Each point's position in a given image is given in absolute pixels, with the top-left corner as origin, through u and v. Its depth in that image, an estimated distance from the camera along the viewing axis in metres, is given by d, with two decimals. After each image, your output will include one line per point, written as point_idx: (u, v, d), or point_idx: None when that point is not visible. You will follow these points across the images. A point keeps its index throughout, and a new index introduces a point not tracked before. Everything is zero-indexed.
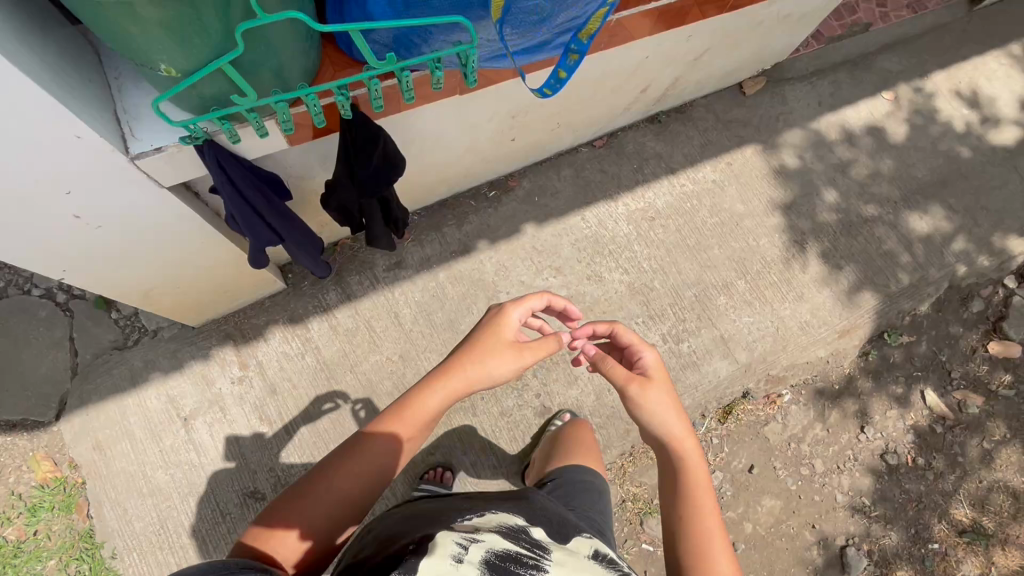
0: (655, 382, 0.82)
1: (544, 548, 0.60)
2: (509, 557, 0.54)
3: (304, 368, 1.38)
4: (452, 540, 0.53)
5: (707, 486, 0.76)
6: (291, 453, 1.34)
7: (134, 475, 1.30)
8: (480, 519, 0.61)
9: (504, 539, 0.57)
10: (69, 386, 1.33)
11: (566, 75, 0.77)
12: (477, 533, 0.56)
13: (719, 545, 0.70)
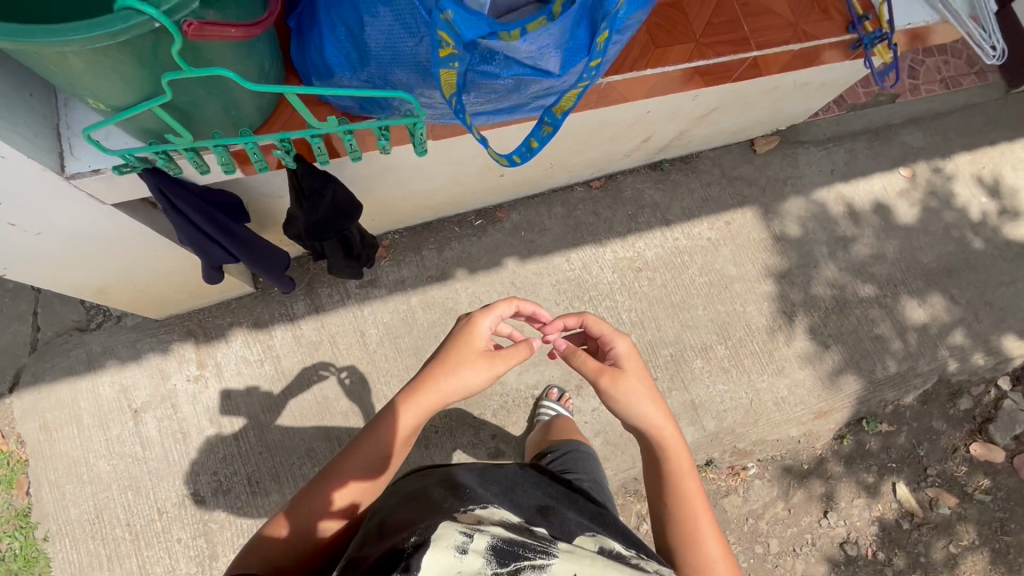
0: (628, 372, 0.77)
1: (553, 539, 0.53)
2: (517, 542, 0.49)
3: (261, 375, 1.36)
4: (455, 528, 0.48)
5: (689, 471, 0.76)
6: (237, 459, 1.33)
7: (78, 460, 1.29)
8: (484, 508, 0.56)
9: (509, 529, 0.52)
10: (25, 361, 1.32)
11: (538, 146, 0.70)
12: (479, 523, 0.50)
13: (709, 535, 0.71)
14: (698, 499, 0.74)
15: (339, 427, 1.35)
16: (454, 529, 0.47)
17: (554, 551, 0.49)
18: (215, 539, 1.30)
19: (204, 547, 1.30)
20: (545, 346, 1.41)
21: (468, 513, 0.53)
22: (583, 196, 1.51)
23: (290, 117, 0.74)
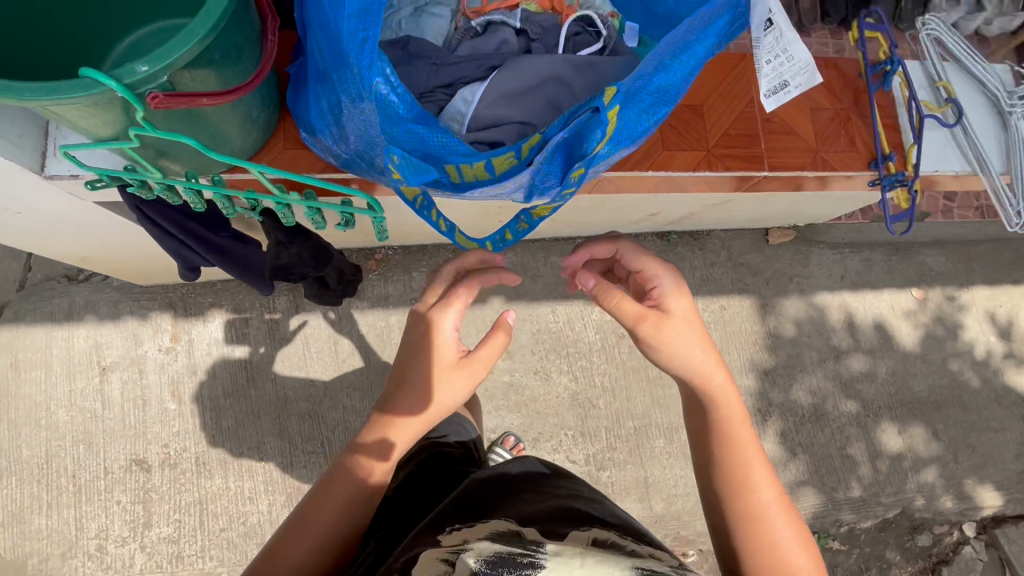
0: (673, 315, 0.71)
1: (544, 540, 0.53)
2: (500, 559, 0.49)
3: (230, 360, 1.37)
4: (439, 561, 0.50)
5: (741, 415, 0.70)
6: (189, 437, 1.35)
7: (39, 404, 1.32)
8: (473, 528, 0.57)
9: (495, 542, 0.52)
10: (11, 298, 1.35)
11: (512, 237, 0.77)
12: (466, 544, 0.53)
13: (762, 479, 0.66)
14: (750, 439, 0.68)
15: (294, 427, 1.37)
16: (437, 559, 0.51)
17: (540, 556, 0.49)
18: (152, 508, 1.33)
19: (140, 514, 1.33)
20: (511, 393, 1.40)
21: (456, 535, 0.56)
22: None
23: (274, 159, 0.74)
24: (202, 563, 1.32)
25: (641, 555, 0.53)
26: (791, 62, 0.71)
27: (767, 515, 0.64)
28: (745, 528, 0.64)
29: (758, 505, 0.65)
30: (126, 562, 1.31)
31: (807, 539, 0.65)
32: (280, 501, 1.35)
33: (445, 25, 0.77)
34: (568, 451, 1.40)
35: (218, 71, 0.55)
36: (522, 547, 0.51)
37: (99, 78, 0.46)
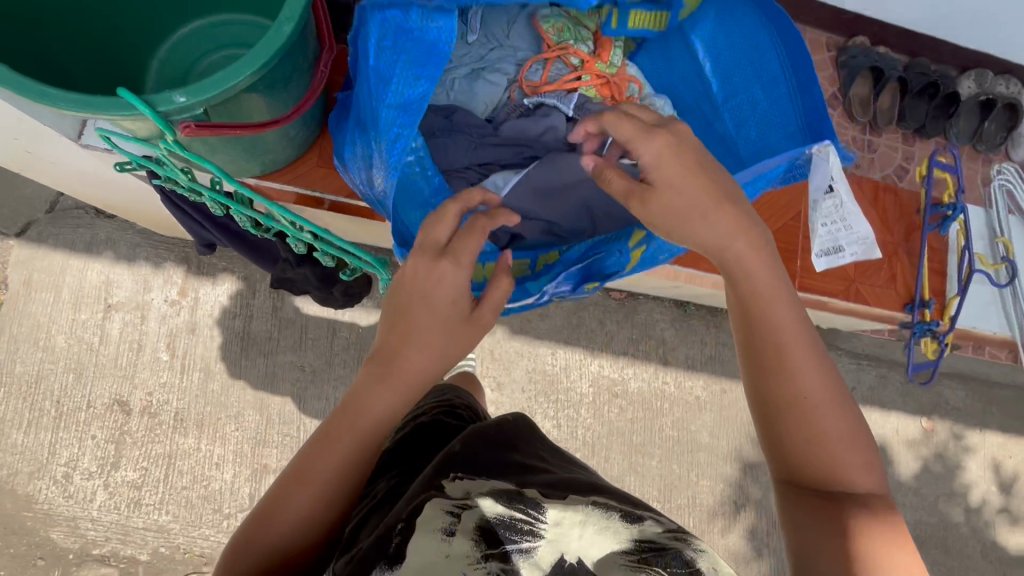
0: (659, 186, 0.64)
1: (542, 503, 0.58)
2: (503, 522, 0.54)
3: (229, 326, 1.39)
4: (443, 513, 0.55)
5: (780, 301, 0.67)
6: (174, 391, 1.37)
7: (42, 325, 1.36)
8: (472, 482, 0.62)
9: (498, 502, 0.57)
10: (38, 218, 1.38)
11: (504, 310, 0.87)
12: (470, 499, 0.58)
13: (815, 375, 0.66)
14: (803, 333, 0.67)
15: (275, 406, 1.38)
16: (442, 510, 0.56)
17: (540, 524, 0.54)
18: (124, 450, 1.36)
19: (111, 454, 1.35)
20: None
21: (460, 488, 0.60)
22: (599, 300, 1.46)
23: (303, 176, 0.76)
24: (157, 515, 1.35)
25: (639, 518, 0.57)
26: (847, 231, 0.71)
27: (825, 416, 0.65)
28: (798, 428, 0.66)
29: (809, 401, 0.65)
30: (87, 496, 1.34)
31: (863, 430, 0.67)
32: (244, 475, 1.36)
33: (498, 95, 0.79)
34: None
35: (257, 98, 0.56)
36: (522, 513, 0.56)
37: (132, 102, 0.47)
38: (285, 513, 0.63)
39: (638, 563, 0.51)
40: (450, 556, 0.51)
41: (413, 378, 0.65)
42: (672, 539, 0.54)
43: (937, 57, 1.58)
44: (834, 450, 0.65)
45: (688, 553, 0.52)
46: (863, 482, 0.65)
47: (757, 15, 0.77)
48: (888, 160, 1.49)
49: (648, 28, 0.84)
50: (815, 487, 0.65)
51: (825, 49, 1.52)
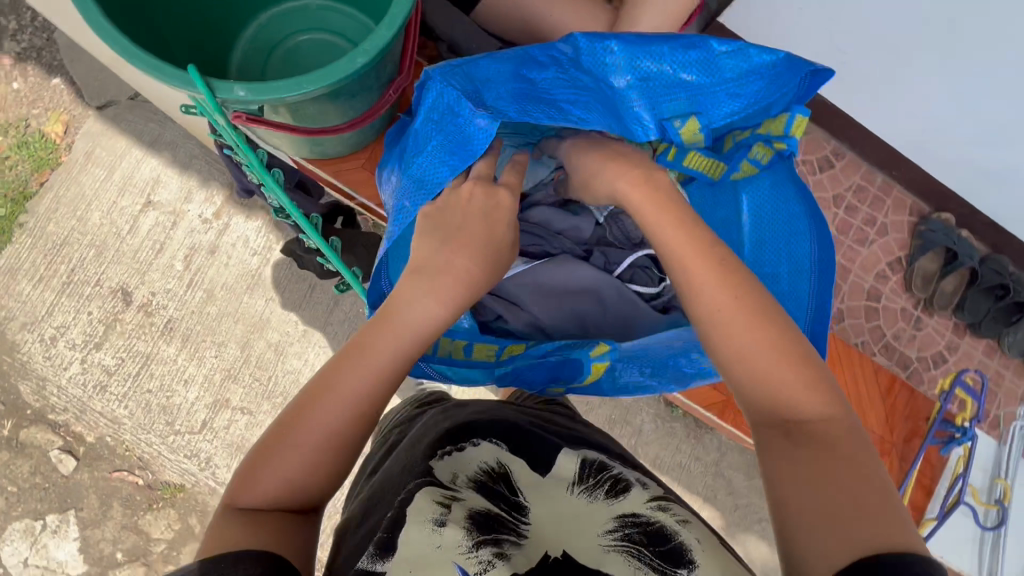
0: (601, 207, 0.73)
1: (525, 496, 0.63)
2: (489, 515, 0.58)
3: (245, 260, 1.44)
4: (433, 502, 0.58)
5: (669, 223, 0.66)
6: (173, 300, 1.42)
7: (86, 196, 1.43)
8: (454, 461, 0.67)
9: (482, 497, 0.61)
10: (120, 101, 1.46)
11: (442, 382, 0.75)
12: (456, 493, 0.61)
13: (718, 285, 0.62)
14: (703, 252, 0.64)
15: (256, 349, 1.42)
16: (432, 500, 0.58)
17: (523, 527, 0.58)
18: (110, 336, 1.42)
19: (98, 335, 1.42)
20: None
21: (447, 470, 0.65)
22: None
23: (344, 174, 0.80)
24: (115, 406, 1.41)
25: (625, 496, 0.62)
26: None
27: (739, 343, 0.60)
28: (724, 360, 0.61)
29: (722, 313, 0.61)
30: (64, 365, 1.41)
31: (798, 345, 0.61)
32: (205, 401, 1.41)
33: (545, 174, 0.84)
34: None
35: (316, 103, 0.59)
36: (505, 512, 0.60)
37: (195, 81, 0.52)
38: (289, 455, 0.57)
39: (624, 540, 0.56)
40: (441, 544, 0.52)
41: (455, 281, 0.63)
42: (656, 510, 0.60)
43: None
44: (771, 376, 0.59)
45: (671, 525, 0.58)
46: (813, 403, 0.58)
47: (805, 198, 0.79)
48: (930, 344, 1.46)
49: (700, 170, 0.81)
50: (770, 421, 0.59)
51: (907, 214, 1.48)
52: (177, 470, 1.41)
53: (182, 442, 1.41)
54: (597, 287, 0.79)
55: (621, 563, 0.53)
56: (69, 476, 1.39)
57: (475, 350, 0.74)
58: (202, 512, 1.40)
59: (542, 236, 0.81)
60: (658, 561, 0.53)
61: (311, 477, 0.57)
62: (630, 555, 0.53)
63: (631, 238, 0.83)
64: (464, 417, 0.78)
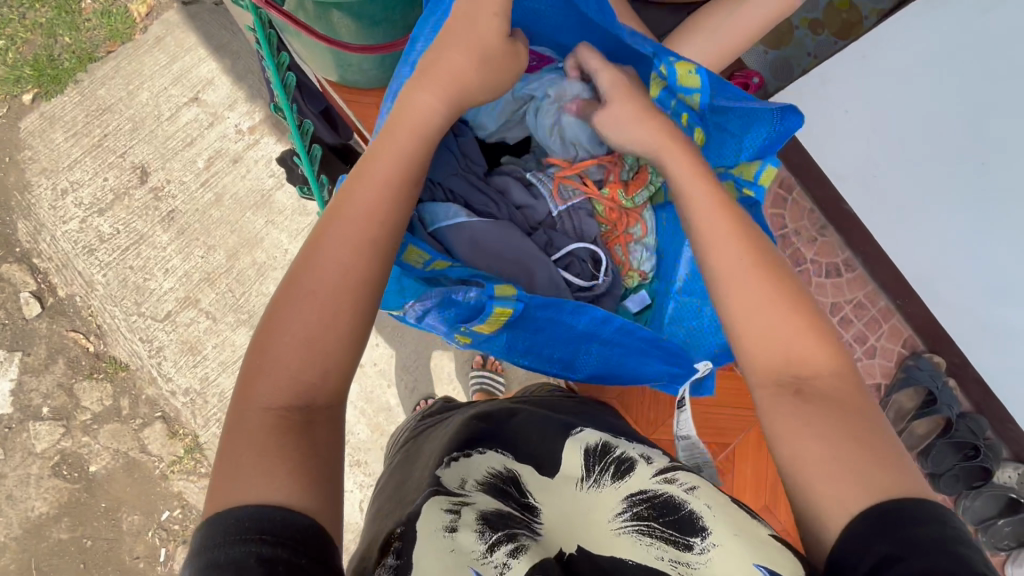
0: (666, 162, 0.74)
1: (535, 496, 0.68)
2: (499, 515, 0.62)
3: (262, 179, 1.49)
4: (441, 509, 0.61)
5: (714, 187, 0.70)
6: (183, 193, 1.48)
7: (144, 75, 1.51)
8: (462, 466, 0.71)
9: (495, 500, 0.65)
10: (205, 2, 1.55)
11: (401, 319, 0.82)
12: (465, 497, 0.64)
13: (728, 242, 0.67)
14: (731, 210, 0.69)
15: (241, 263, 1.46)
16: (441, 508, 0.61)
17: (537, 524, 0.63)
18: (114, 205, 1.47)
19: (104, 201, 1.47)
20: (381, 414, 1.42)
21: (455, 476, 0.69)
22: None
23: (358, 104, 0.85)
24: (95, 271, 1.46)
25: (630, 475, 0.68)
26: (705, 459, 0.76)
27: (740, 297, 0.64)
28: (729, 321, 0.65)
29: (740, 264, 0.65)
30: (64, 218, 1.47)
31: (785, 283, 0.65)
32: (176, 295, 1.45)
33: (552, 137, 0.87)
34: (364, 497, 1.39)
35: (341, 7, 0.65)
36: (519, 512, 0.64)
37: None
38: (278, 361, 0.58)
39: (635, 518, 0.62)
40: (457, 550, 0.56)
41: (452, 76, 0.67)
42: (661, 483, 0.65)
43: (1002, 434, 1.46)
44: (770, 330, 0.63)
45: (678, 496, 0.63)
46: (820, 356, 0.62)
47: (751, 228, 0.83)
48: None
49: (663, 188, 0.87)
50: (779, 381, 0.61)
51: (899, 345, 1.46)
52: (127, 350, 1.44)
53: (142, 325, 1.44)
54: (532, 265, 0.79)
55: (632, 545, 0.60)
56: (28, 320, 1.43)
57: (408, 252, 0.73)
58: (135, 397, 1.43)
59: (494, 200, 0.84)
60: (670, 531, 0.60)
61: (303, 385, 0.58)
62: (642, 534, 0.61)
63: (581, 233, 0.86)
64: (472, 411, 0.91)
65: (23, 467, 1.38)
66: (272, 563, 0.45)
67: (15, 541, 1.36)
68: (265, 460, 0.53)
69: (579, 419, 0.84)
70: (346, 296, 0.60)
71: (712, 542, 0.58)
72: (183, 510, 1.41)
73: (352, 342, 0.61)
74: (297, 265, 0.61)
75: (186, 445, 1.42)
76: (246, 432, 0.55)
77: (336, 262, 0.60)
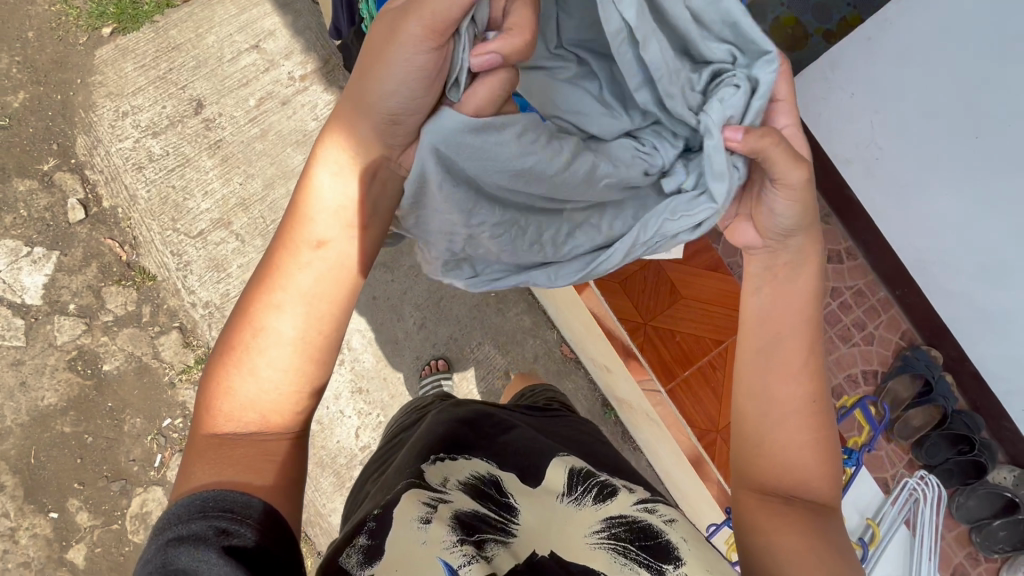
0: (781, 298, 0.77)
1: (517, 499, 0.76)
2: (474, 513, 0.71)
3: (305, 120, 1.61)
4: (422, 502, 0.69)
5: (806, 328, 0.76)
6: (232, 126, 1.60)
7: (213, 22, 1.66)
8: (445, 463, 0.80)
9: (472, 500, 0.74)
10: None
11: None
12: (442, 494, 0.73)
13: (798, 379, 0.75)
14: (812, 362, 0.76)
15: (276, 193, 1.56)
16: (420, 500, 0.70)
17: (513, 525, 0.72)
18: (168, 130, 1.59)
19: (160, 126, 1.60)
20: (388, 346, 1.47)
21: (439, 473, 0.77)
22: (549, 341, 1.51)
23: None
24: (140, 187, 1.56)
25: (612, 500, 0.75)
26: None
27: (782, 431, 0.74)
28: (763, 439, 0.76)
29: (812, 401, 0.75)
30: (121, 136, 1.59)
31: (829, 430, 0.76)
32: (210, 215, 1.54)
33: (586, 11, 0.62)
34: (361, 424, 1.43)
35: None
36: (497, 514, 0.73)
37: None
38: (240, 413, 0.65)
39: (612, 537, 0.70)
40: (427, 541, 0.64)
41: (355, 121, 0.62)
42: (643, 512, 0.73)
43: (996, 434, 1.46)
44: (800, 459, 0.74)
45: (657, 525, 0.71)
46: (821, 488, 0.74)
47: None
48: (877, 467, 1.44)
49: None
50: (774, 489, 0.74)
51: (897, 336, 1.51)
52: (157, 262, 1.52)
53: (174, 240, 1.53)
54: None
55: (607, 558, 0.68)
56: (71, 223, 1.52)
57: None
58: (157, 306, 1.50)
59: None
60: (645, 555, 0.68)
61: (248, 416, 0.65)
62: (617, 552, 0.68)
63: None
64: (464, 407, 0.96)
65: (41, 357, 1.43)
66: (231, 536, 0.55)
67: (20, 427, 1.40)
68: (214, 471, 0.61)
69: (564, 445, 0.89)
70: (284, 349, 0.65)
71: (683, 570, 0.66)
72: (184, 419, 1.45)
73: (296, 384, 0.67)
74: (239, 332, 0.66)
75: (198, 355, 1.47)
76: (196, 451, 0.63)
77: (274, 335, 0.65)
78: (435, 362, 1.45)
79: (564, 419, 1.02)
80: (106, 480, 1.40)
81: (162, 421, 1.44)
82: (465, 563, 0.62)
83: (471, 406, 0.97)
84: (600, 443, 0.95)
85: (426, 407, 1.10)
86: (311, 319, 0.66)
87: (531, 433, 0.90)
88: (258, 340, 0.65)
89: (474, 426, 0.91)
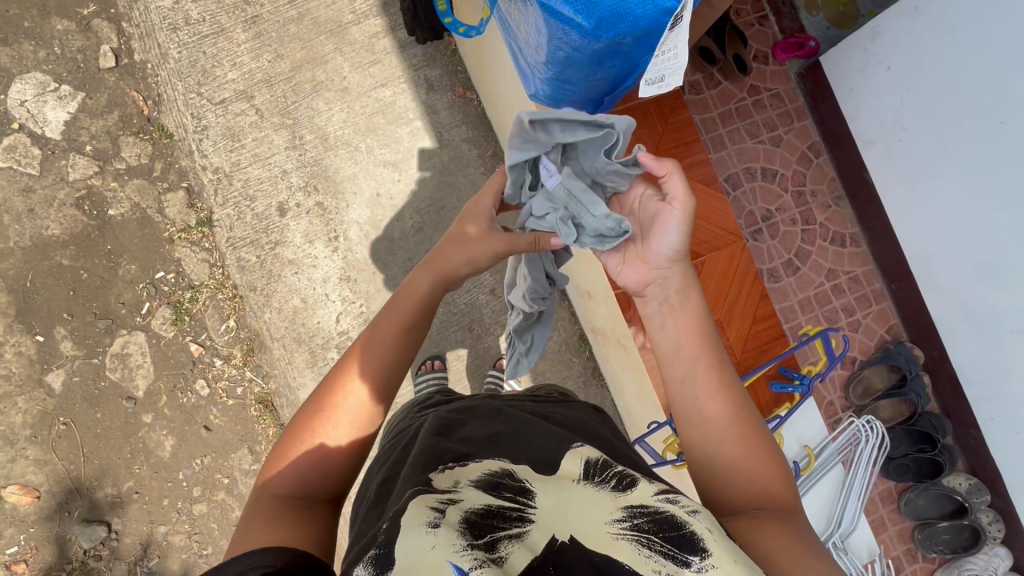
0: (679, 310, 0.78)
1: (529, 483, 0.70)
2: (488, 513, 0.64)
3: (341, 9, 1.60)
4: (431, 508, 0.63)
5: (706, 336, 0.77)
6: (271, 3, 1.58)
7: None
8: (461, 469, 0.73)
9: (483, 495, 0.67)
10: None
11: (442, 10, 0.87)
12: (452, 497, 0.66)
13: (715, 396, 0.73)
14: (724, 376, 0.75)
15: (300, 77, 1.57)
16: (428, 505, 0.64)
17: (529, 513, 0.64)
18: None
19: None
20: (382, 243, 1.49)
21: (449, 479, 0.71)
22: None
23: None
24: (171, 47, 1.56)
25: (632, 490, 0.66)
26: (672, 60, 0.69)
27: (690, 389, 0.74)
28: (682, 415, 0.75)
29: (738, 411, 0.73)
30: None
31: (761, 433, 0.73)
32: (234, 86, 1.56)
33: None
34: (345, 311, 1.52)
35: None
36: (514, 505, 0.65)
37: None
38: (299, 471, 0.72)
39: (634, 529, 0.60)
40: (436, 546, 0.57)
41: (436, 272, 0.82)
42: (665, 502, 0.63)
43: (961, 442, 1.45)
44: (746, 467, 0.71)
45: (679, 516, 0.60)
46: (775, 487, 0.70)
47: None
48: None
49: None
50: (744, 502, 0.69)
51: (883, 329, 1.51)
52: (176, 121, 1.54)
53: (196, 103, 1.55)
54: None
55: (630, 550, 0.58)
56: (100, 69, 1.54)
57: None
58: (169, 164, 1.53)
59: None
60: (669, 546, 0.58)
61: (312, 479, 0.72)
62: (640, 543, 0.59)
63: None
64: (484, 404, 0.98)
65: (52, 189, 1.48)
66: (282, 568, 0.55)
67: (21, 251, 1.45)
68: (268, 531, 0.65)
69: (583, 437, 0.82)
70: (358, 412, 0.76)
71: (711, 562, 0.56)
72: (177, 275, 1.49)
73: (353, 445, 0.75)
74: (321, 400, 0.77)
75: (199, 218, 1.51)
76: (260, 513, 0.68)
77: (351, 401, 0.76)
78: (432, 362, 1.44)
79: (572, 408, 1.01)
80: (94, 317, 1.45)
81: (154, 273, 1.48)
82: (476, 567, 0.55)
83: (487, 412, 0.94)
84: (621, 442, 0.89)
85: (434, 403, 1.09)
86: (379, 392, 0.78)
87: (538, 421, 0.87)
88: (343, 401, 0.76)
89: (482, 423, 0.89)
